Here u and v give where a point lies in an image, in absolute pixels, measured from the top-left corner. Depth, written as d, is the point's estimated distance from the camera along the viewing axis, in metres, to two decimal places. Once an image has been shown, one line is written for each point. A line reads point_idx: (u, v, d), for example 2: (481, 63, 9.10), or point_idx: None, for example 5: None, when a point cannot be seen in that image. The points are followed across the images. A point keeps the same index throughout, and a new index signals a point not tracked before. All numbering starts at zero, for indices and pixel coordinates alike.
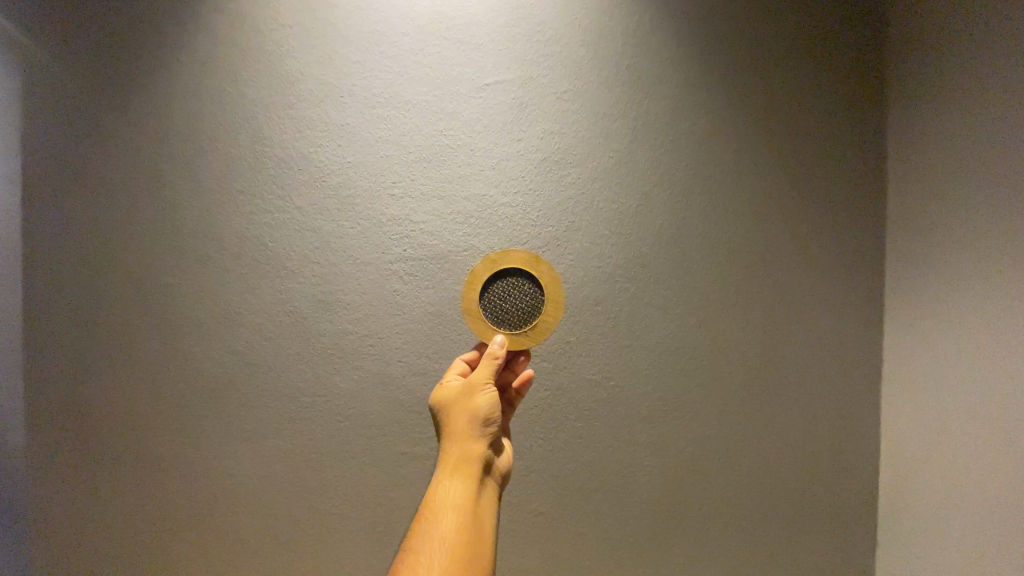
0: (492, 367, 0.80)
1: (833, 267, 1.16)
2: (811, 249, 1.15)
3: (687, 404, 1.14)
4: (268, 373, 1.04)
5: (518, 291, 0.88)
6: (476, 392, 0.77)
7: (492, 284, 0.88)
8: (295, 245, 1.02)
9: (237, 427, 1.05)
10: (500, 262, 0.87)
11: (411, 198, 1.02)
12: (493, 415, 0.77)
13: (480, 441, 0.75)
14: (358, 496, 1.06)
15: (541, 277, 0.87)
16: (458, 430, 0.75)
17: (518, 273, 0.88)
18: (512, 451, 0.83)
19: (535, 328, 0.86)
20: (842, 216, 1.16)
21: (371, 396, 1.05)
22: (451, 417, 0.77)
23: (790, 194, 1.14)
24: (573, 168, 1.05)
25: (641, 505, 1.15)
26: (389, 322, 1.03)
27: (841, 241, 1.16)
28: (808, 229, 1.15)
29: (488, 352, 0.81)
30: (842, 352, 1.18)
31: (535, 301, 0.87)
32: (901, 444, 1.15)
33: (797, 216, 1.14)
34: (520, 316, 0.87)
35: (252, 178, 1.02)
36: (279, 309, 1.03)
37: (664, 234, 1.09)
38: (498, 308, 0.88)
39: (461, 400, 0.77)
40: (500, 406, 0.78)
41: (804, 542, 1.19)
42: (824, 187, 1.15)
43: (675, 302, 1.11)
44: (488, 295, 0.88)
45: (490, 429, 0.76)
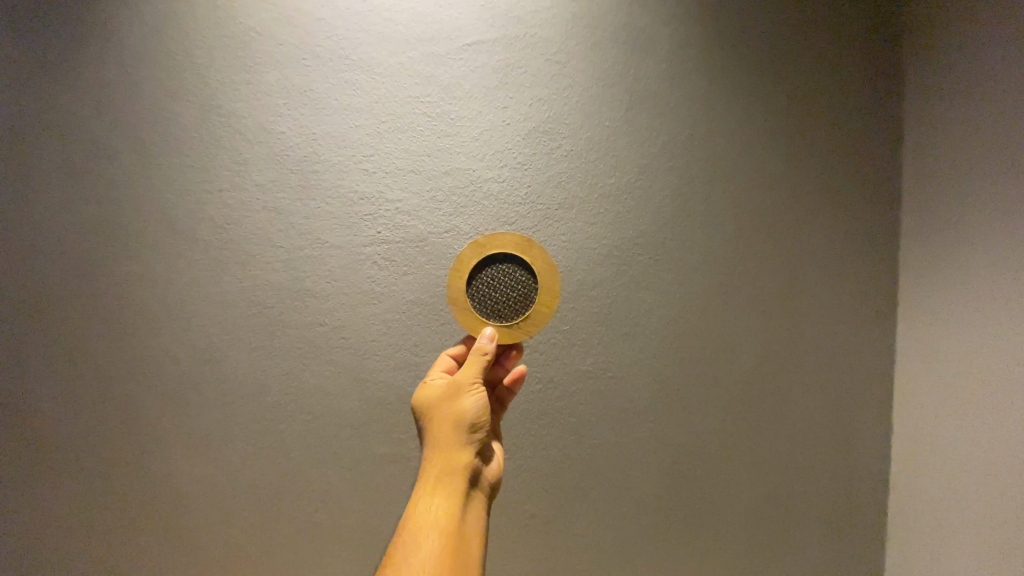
0: (481, 364, 0.70)
1: (845, 247, 1.08)
2: (821, 227, 1.07)
3: (689, 395, 1.05)
4: (231, 371, 0.94)
5: (509, 279, 0.78)
6: (461, 393, 0.68)
7: (481, 272, 0.78)
8: (256, 227, 0.91)
9: (198, 429, 0.95)
10: (488, 247, 0.77)
11: (385, 174, 0.91)
12: (480, 420, 0.67)
13: (465, 449, 0.66)
14: (334, 503, 0.97)
15: (534, 264, 0.77)
16: (441, 438, 0.66)
17: (509, 259, 0.78)
18: (502, 458, 0.74)
19: (529, 321, 0.77)
20: (855, 192, 1.08)
21: (344, 394, 0.95)
22: (434, 422, 0.68)
23: (801, 168, 1.05)
24: (566, 140, 0.94)
25: (640, 503, 1.06)
26: (364, 312, 0.93)
27: (853, 219, 1.08)
28: (819, 207, 1.06)
29: (476, 347, 0.71)
30: (853, 336, 1.10)
31: (528, 290, 0.78)
32: (914, 433, 1.08)
33: (807, 192, 1.05)
34: (510, 307, 0.78)
35: (206, 153, 0.90)
36: (240, 300, 0.92)
37: (665, 212, 1.00)
38: (487, 298, 0.78)
39: (444, 402, 0.68)
40: (489, 411, 0.69)
41: (812, 536, 1.12)
42: (836, 161, 1.06)
43: (677, 286, 1.02)
44: (476, 283, 0.78)
45: (477, 435, 0.67)
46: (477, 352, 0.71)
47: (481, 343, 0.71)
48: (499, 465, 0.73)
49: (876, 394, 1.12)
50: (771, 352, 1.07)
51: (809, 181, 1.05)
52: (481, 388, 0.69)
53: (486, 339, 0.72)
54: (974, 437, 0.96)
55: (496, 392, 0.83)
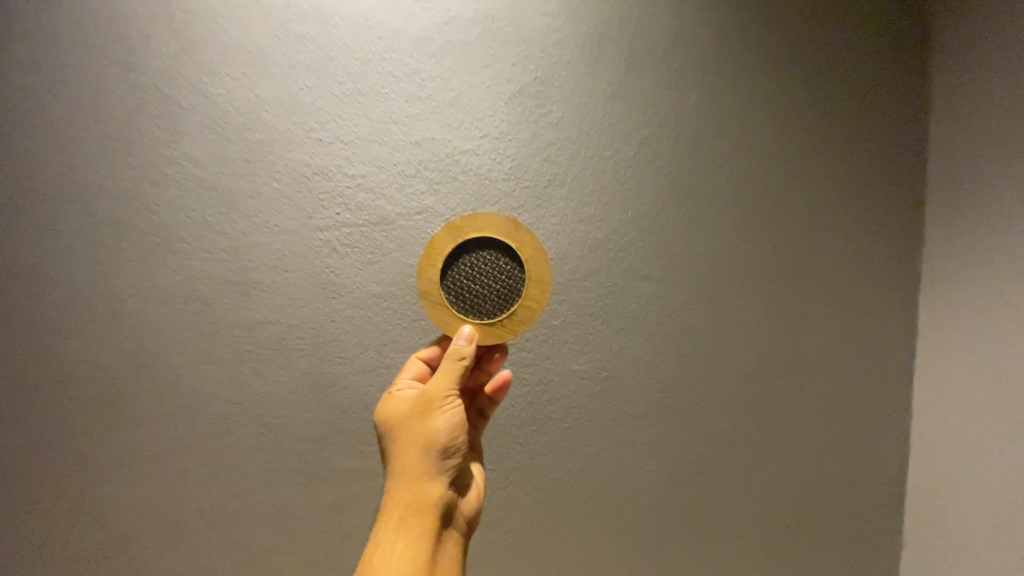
0: (455, 374, 0.59)
1: (865, 229, 0.97)
2: (839, 206, 0.95)
3: (695, 395, 0.93)
4: (164, 379, 0.80)
5: (491, 268, 0.66)
6: (432, 412, 0.57)
7: (457, 260, 0.65)
8: (191, 208, 0.77)
9: (127, 447, 0.80)
10: (466, 231, 0.65)
11: (343, 145, 0.77)
12: (454, 443, 0.57)
13: (436, 479, 0.56)
14: (289, 528, 0.83)
15: (521, 250, 0.65)
16: (406, 467, 0.56)
17: (490, 245, 0.65)
18: (480, 481, 0.65)
19: (514, 318, 0.65)
20: (875, 168, 0.96)
21: (301, 402, 0.81)
22: (400, 445, 0.57)
23: (817, 142, 0.93)
24: (556, 105, 0.81)
25: (641, 516, 0.95)
26: (322, 307, 0.80)
27: (874, 197, 0.97)
28: (837, 184, 0.95)
29: (450, 351, 0.59)
30: (874, 327, 0.99)
31: (514, 281, 0.65)
32: (937, 434, 0.97)
33: (824, 169, 0.94)
34: (494, 301, 0.65)
35: (129, 121, 0.76)
36: (173, 295, 0.78)
37: (670, 190, 0.87)
38: (464, 292, 0.65)
39: (412, 422, 0.57)
40: (464, 431, 0.58)
41: (829, 547, 1.02)
42: (856, 133, 0.95)
43: (683, 273, 0.89)
44: (453, 274, 0.65)
45: (450, 462, 0.57)
46: (451, 355, 0.59)
47: (458, 345, 0.59)
48: (478, 491, 0.64)
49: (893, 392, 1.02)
50: (783, 347, 0.96)
51: (827, 156, 0.94)
52: (458, 403, 0.59)
53: (462, 339, 0.59)
54: (1005, 442, 0.86)
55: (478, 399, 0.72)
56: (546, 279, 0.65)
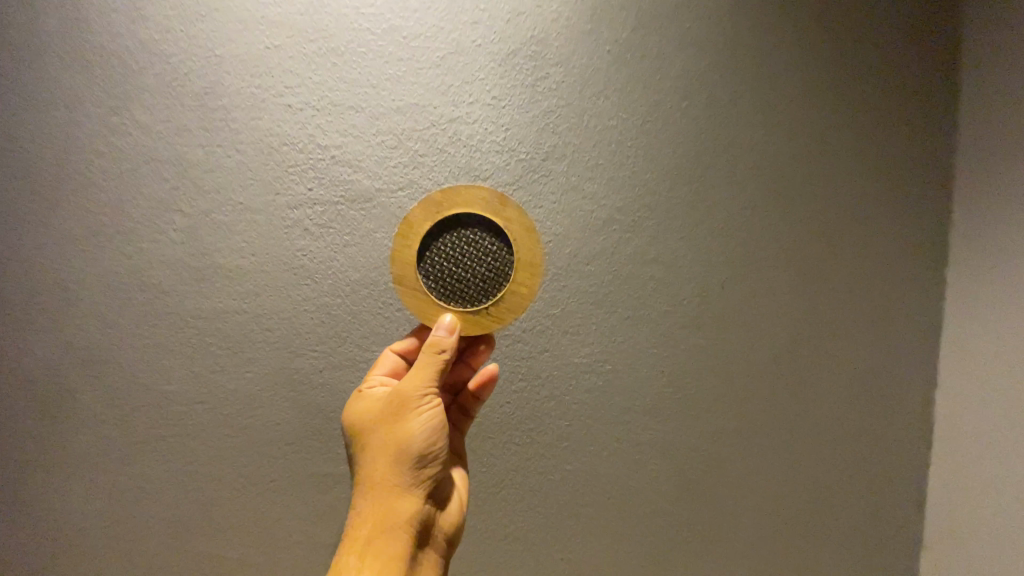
0: (433, 373, 0.53)
1: (905, 207, 0.86)
2: (877, 181, 0.84)
3: (705, 395, 0.83)
4: (117, 376, 0.71)
5: (475, 249, 0.58)
6: (406, 416, 0.52)
7: (436, 239, 0.58)
8: (142, 185, 0.68)
9: (76, 453, 0.72)
10: (447, 208, 0.57)
11: (316, 112, 0.69)
12: (431, 450, 0.52)
13: (411, 489, 0.52)
14: (260, 540, 0.75)
15: (509, 230, 0.57)
16: (378, 478, 0.51)
17: (473, 223, 0.57)
18: (462, 489, 0.60)
19: (501, 305, 0.58)
20: (918, 139, 0.85)
21: (270, 400, 0.73)
22: (371, 451, 0.52)
23: (855, 108, 0.82)
24: (554, 67, 0.72)
25: (644, 527, 0.85)
26: (293, 294, 0.72)
27: (915, 172, 0.86)
28: (875, 156, 0.84)
29: (428, 344, 0.53)
30: (903, 317, 0.89)
31: (500, 264, 0.58)
32: (972, 436, 0.87)
33: (862, 138, 0.83)
34: (478, 286, 0.58)
35: (70, 84, 0.67)
36: (125, 282, 0.70)
37: (681, 163, 0.77)
38: (445, 275, 0.58)
39: (384, 426, 0.52)
40: (442, 437, 0.53)
41: (851, 556, 0.93)
42: (897, 99, 0.84)
43: (691, 257, 0.79)
44: (431, 255, 0.58)
45: (428, 470, 0.52)
46: (429, 349, 0.53)
47: (437, 336, 0.54)
48: (461, 500, 0.59)
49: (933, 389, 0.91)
50: (810, 336, 0.85)
51: (865, 124, 0.83)
52: (437, 405, 0.53)
53: (442, 329, 0.54)
54: None
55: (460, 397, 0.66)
56: (537, 262, 0.57)
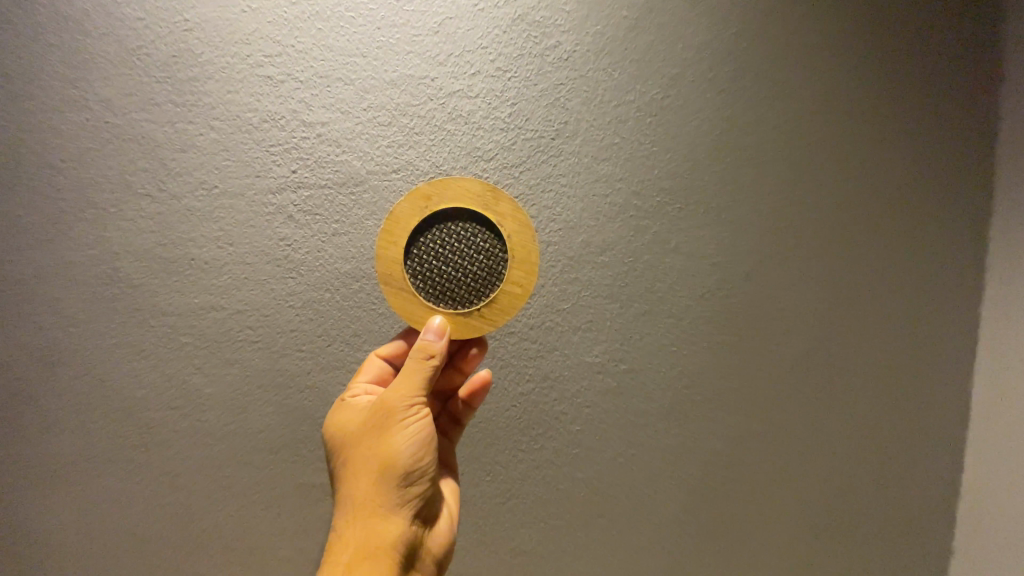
0: (421, 381, 0.48)
1: (953, 193, 0.78)
2: (922, 164, 0.76)
3: (728, 395, 0.76)
4: (83, 379, 0.65)
5: (467, 245, 0.51)
6: (391, 429, 0.47)
7: (424, 235, 0.51)
8: (109, 166, 0.62)
9: (41, 461, 0.66)
10: (436, 201, 0.51)
11: (299, 85, 0.62)
12: (419, 467, 0.47)
13: (395, 511, 0.46)
14: (243, 557, 0.68)
15: (501, 225, 0.51)
16: (359, 498, 0.46)
17: (465, 218, 0.51)
18: (455, 516, 0.53)
19: (495, 307, 0.51)
20: (970, 118, 0.77)
21: (254, 404, 0.66)
22: (353, 468, 0.47)
23: (898, 83, 0.74)
24: (565, 35, 0.65)
25: (663, 540, 0.77)
26: (276, 288, 0.65)
27: (966, 154, 0.77)
28: (921, 136, 0.76)
29: (415, 350, 0.48)
30: (947, 311, 0.80)
31: (495, 262, 0.51)
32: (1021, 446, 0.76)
33: (905, 116, 0.75)
34: (470, 285, 0.51)
35: (25, 55, 0.61)
36: (91, 275, 0.63)
37: (703, 142, 0.70)
38: (434, 273, 0.51)
39: (367, 440, 0.47)
40: (431, 454, 0.47)
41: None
42: (947, 72, 0.75)
43: (713, 245, 0.72)
44: (419, 250, 0.51)
45: (414, 490, 0.46)
46: (416, 354, 0.48)
47: (425, 341, 0.48)
48: (452, 522, 0.53)
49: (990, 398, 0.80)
50: (843, 332, 0.78)
51: (909, 100, 0.75)
52: (425, 416, 0.48)
53: (431, 333, 0.48)
54: None
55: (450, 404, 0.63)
56: (535, 259, 0.51)
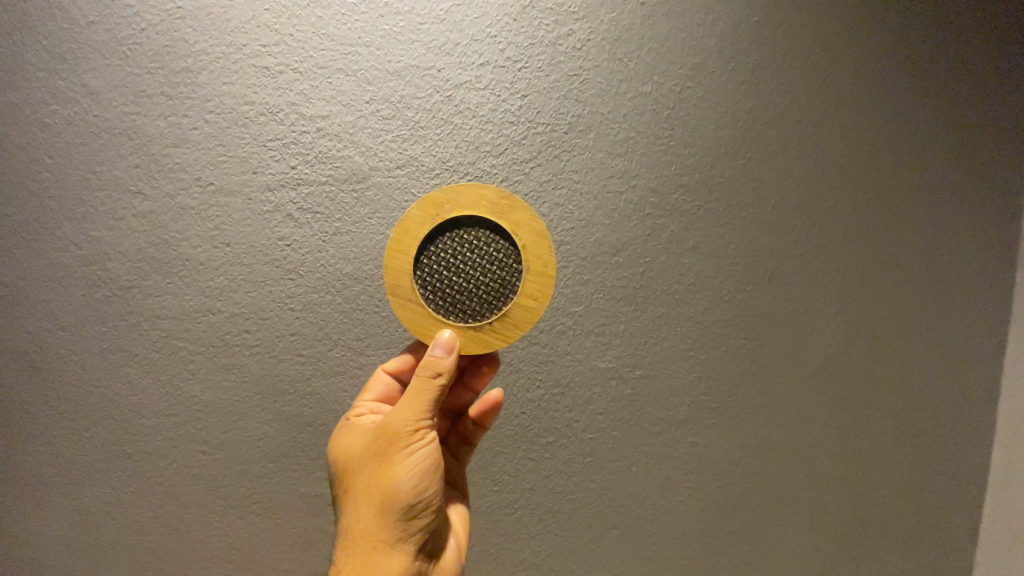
0: (422, 408, 0.45)
1: (986, 189, 0.74)
2: (956, 160, 0.72)
3: (748, 401, 0.72)
4: (74, 384, 0.62)
5: (479, 255, 0.48)
6: (391, 461, 0.45)
7: (433, 243, 0.48)
8: (99, 163, 0.59)
9: (31, 470, 0.63)
10: (447, 209, 0.47)
11: (297, 76, 0.59)
12: (423, 496, 0.45)
13: (398, 544, 0.45)
14: (242, 570, 0.66)
15: (516, 234, 0.48)
16: (361, 531, 0.45)
17: (476, 225, 0.48)
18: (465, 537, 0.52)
19: (507, 321, 0.48)
20: (1005, 109, 0.72)
21: (252, 411, 0.63)
22: (356, 495, 0.46)
23: (930, 72, 0.70)
24: (579, 22, 0.61)
25: (679, 552, 0.74)
26: (274, 290, 0.62)
27: (1001, 148, 0.73)
28: (955, 130, 0.71)
29: (417, 375, 0.45)
30: (978, 312, 0.76)
31: (509, 273, 0.48)
32: None
33: (939, 107, 0.71)
34: (483, 298, 0.48)
35: (8, 45, 0.58)
36: (82, 276, 0.60)
37: (723, 136, 0.66)
38: (445, 285, 0.48)
39: (368, 469, 0.46)
40: (434, 484, 0.46)
41: None
42: (985, 60, 0.71)
43: (734, 244, 0.69)
44: (429, 259, 0.48)
45: (416, 522, 0.45)
46: (422, 373, 0.45)
47: (433, 357, 0.45)
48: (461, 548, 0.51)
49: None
50: (868, 336, 0.74)
51: (944, 91, 0.70)
52: (430, 441, 0.46)
53: (440, 349, 0.46)
54: None
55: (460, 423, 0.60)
56: (552, 271, 0.48)
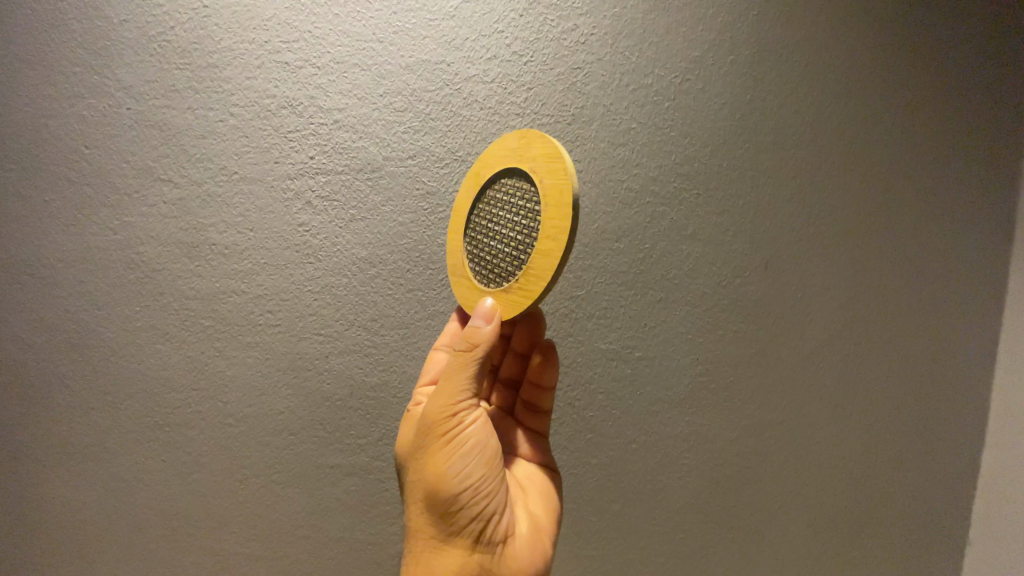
0: (453, 395, 0.51)
1: (978, 179, 0.76)
2: (949, 151, 0.74)
3: (744, 381, 0.75)
4: (109, 359, 0.67)
5: (508, 208, 0.52)
6: (432, 452, 0.52)
7: (479, 214, 0.55)
8: (132, 153, 0.63)
9: (71, 440, 0.68)
10: (483, 174, 0.55)
11: (316, 70, 0.62)
12: (461, 483, 0.50)
13: (453, 528, 0.51)
14: (264, 533, 0.70)
15: (533, 175, 0.49)
16: (421, 518, 0.53)
17: (505, 180, 0.53)
18: (534, 514, 0.57)
19: (532, 273, 0.48)
20: (996, 102, 0.75)
21: (274, 386, 0.68)
22: (413, 486, 0.54)
23: (925, 65, 0.72)
24: (583, 17, 0.64)
25: (677, 525, 0.78)
26: (294, 272, 0.66)
27: (992, 140, 0.75)
28: (948, 121, 0.74)
29: (451, 365, 0.51)
30: (971, 298, 0.79)
31: (534, 217, 0.49)
32: None
33: (932, 100, 0.73)
34: (513, 252, 0.51)
35: (46, 41, 0.62)
36: (115, 259, 0.65)
37: (721, 127, 0.69)
38: (489, 252, 0.54)
39: (418, 462, 0.53)
40: (476, 467, 0.51)
41: (907, 560, 0.84)
42: (978, 54, 0.73)
43: (732, 230, 0.71)
44: (476, 231, 0.56)
45: (466, 506, 0.50)
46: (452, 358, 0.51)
47: (474, 328, 0.50)
48: (534, 529, 0.55)
49: (1012, 390, 0.79)
50: (863, 321, 0.77)
51: (938, 84, 0.72)
52: (462, 428, 0.51)
53: (480, 319, 0.50)
54: None
55: (524, 395, 0.64)
56: (563, 200, 0.45)
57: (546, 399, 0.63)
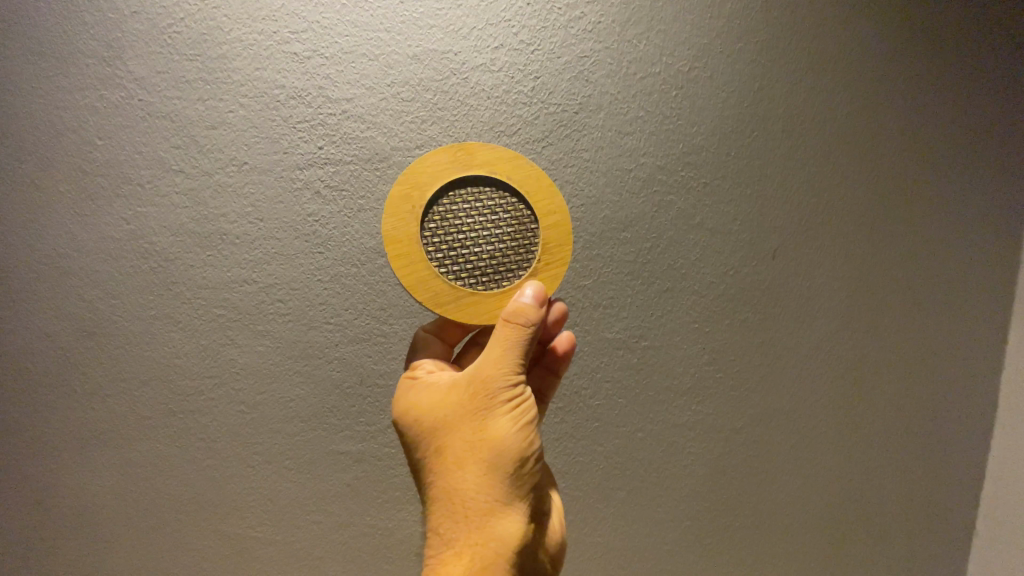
0: (514, 362, 0.49)
1: (988, 168, 0.75)
2: (958, 139, 0.74)
3: (751, 370, 0.76)
4: (122, 347, 0.68)
5: (478, 212, 0.53)
6: (493, 417, 0.49)
7: (432, 233, 0.52)
8: (144, 144, 0.64)
9: (87, 425, 0.69)
10: (418, 194, 0.51)
11: (324, 61, 0.62)
12: (527, 448, 0.49)
13: (514, 492, 0.48)
14: (276, 517, 0.72)
15: (504, 173, 0.53)
16: (473, 486, 0.48)
17: (453, 191, 0.53)
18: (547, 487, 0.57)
19: (553, 247, 0.53)
20: (1007, 89, 0.74)
21: (284, 373, 0.69)
22: (460, 452, 0.49)
23: (936, 52, 0.71)
24: (590, 5, 0.64)
25: (682, 512, 0.78)
26: (304, 261, 0.66)
27: (1004, 128, 0.74)
28: (958, 109, 0.73)
29: (512, 331, 0.49)
30: (980, 288, 0.78)
31: (516, 210, 0.53)
32: None
33: (941, 87, 0.72)
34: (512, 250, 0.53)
35: (57, 32, 0.62)
36: (128, 248, 0.66)
37: (729, 116, 0.69)
38: (465, 262, 0.53)
39: (470, 426, 0.49)
40: (535, 435, 0.50)
41: (912, 549, 0.84)
42: (989, 41, 0.72)
43: (739, 219, 0.71)
44: (436, 246, 0.52)
45: (528, 471, 0.49)
46: (514, 323, 0.48)
47: (531, 300, 0.49)
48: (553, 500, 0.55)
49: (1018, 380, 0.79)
50: (870, 309, 0.76)
51: (950, 70, 0.72)
52: (525, 395, 0.50)
53: (530, 294, 0.49)
54: None
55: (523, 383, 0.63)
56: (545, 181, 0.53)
57: (550, 383, 0.62)
